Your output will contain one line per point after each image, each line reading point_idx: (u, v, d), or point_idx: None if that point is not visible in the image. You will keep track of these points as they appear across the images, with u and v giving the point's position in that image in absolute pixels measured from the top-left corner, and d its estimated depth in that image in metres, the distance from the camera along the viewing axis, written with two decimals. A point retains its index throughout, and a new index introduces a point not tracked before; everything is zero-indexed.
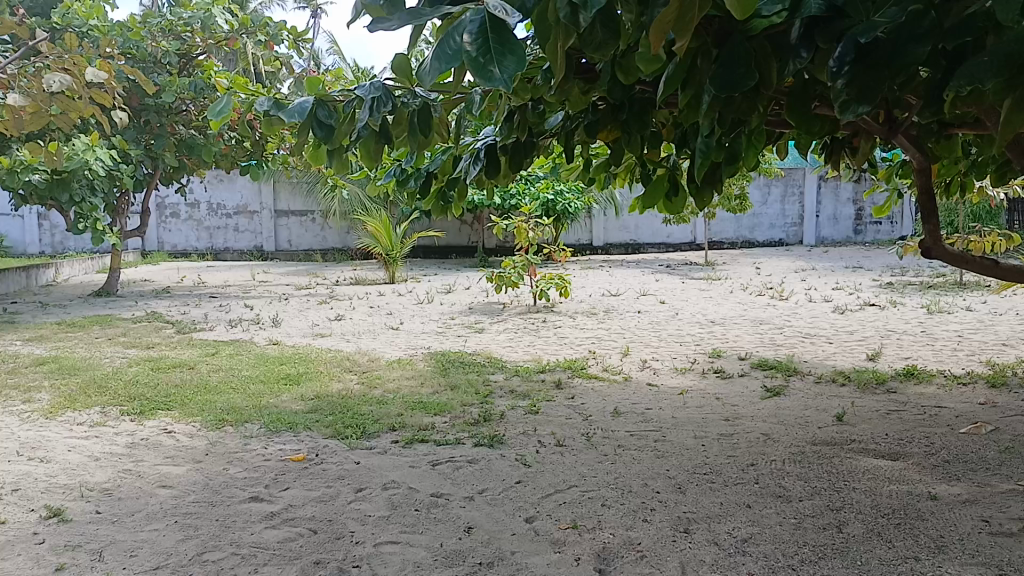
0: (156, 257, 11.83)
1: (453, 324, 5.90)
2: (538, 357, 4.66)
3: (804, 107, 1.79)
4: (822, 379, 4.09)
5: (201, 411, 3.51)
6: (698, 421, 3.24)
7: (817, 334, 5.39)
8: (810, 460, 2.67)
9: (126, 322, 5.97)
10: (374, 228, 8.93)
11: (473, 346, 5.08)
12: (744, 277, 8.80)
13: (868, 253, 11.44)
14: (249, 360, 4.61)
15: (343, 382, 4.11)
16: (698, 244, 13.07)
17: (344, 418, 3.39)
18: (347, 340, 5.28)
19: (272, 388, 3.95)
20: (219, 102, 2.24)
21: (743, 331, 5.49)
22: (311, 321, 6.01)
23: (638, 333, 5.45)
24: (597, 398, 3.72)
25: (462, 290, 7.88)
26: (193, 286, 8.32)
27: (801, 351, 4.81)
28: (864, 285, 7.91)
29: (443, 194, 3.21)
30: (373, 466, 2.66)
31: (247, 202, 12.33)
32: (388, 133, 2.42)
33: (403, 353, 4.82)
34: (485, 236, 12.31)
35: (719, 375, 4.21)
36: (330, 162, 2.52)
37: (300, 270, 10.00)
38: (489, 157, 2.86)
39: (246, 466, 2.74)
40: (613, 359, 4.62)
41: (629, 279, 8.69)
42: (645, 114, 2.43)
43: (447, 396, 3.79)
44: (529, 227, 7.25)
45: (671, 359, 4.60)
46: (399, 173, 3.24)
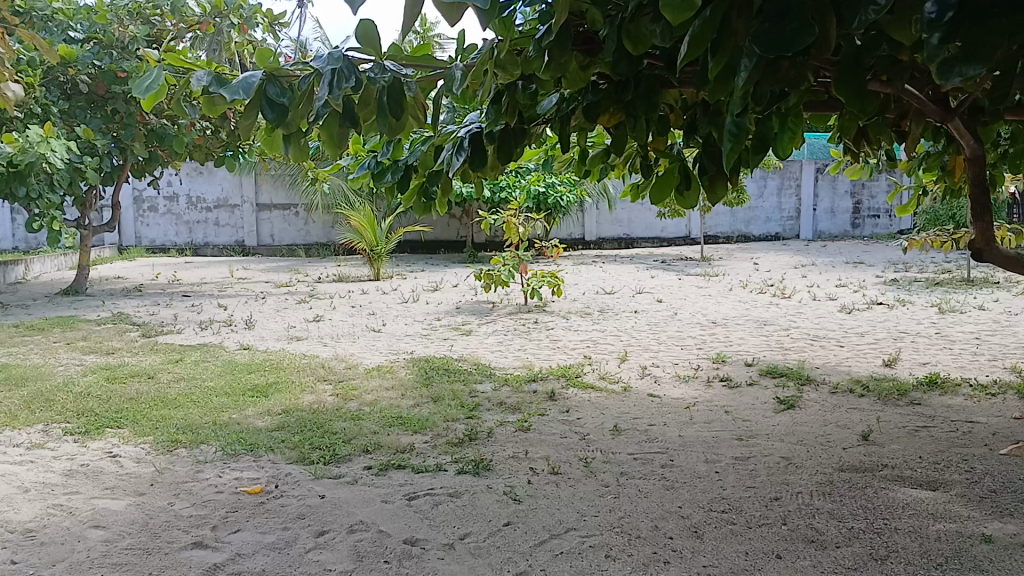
0: (132, 253, 11.43)
1: (439, 326, 5.54)
2: (529, 364, 4.31)
3: (856, 80, 1.46)
4: (839, 389, 3.75)
5: (155, 431, 3.14)
6: (708, 441, 2.90)
7: (826, 336, 5.06)
8: (841, 494, 2.34)
9: (89, 325, 5.58)
10: (358, 223, 8.57)
11: (460, 351, 4.73)
12: (742, 273, 8.47)
13: (868, 247, 11.14)
14: (216, 368, 4.24)
15: (315, 393, 3.75)
16: (693, 239, 12.74)
17: (313, 438, 3.03)
18: (324, 344, 4.92)
19: (236, 402, 3.58)
20: (147, 76, 1.90)
21: (748, 333, 5.16)
22: (287, 322, 5.65)
23: (635, 336, 5.11)
24: (595, 412, 3.38)
25: (449, 287, 7.53)
26: (166, 284, 7.91)
27: (812, 356, 4.47)
28: (868, 282, 7.60)
29: (425, 189, 2.86)
30: (340, 501, 2.31)
31: (228, 195, 11.94)
32: (352, 114, 2.07)
33: (384, 359, 4.47)
34: (474, 230, 11.96)
35: (726, 384, 3.87)
36: (285, 149, 2.17)
37: (281, 266, 9.60)
38: (474, 148, 2.48)
39: (194, 502, 2.39)
40: (610, 365, 4.28)
41: (623, 276, 8.35)
42: (654, 94, 2.10)
43: (430, 411, 3.44)
44: (520, 222, 6.91)
45: (673, 365, 4.26)
46: (375, 165, 2.87)
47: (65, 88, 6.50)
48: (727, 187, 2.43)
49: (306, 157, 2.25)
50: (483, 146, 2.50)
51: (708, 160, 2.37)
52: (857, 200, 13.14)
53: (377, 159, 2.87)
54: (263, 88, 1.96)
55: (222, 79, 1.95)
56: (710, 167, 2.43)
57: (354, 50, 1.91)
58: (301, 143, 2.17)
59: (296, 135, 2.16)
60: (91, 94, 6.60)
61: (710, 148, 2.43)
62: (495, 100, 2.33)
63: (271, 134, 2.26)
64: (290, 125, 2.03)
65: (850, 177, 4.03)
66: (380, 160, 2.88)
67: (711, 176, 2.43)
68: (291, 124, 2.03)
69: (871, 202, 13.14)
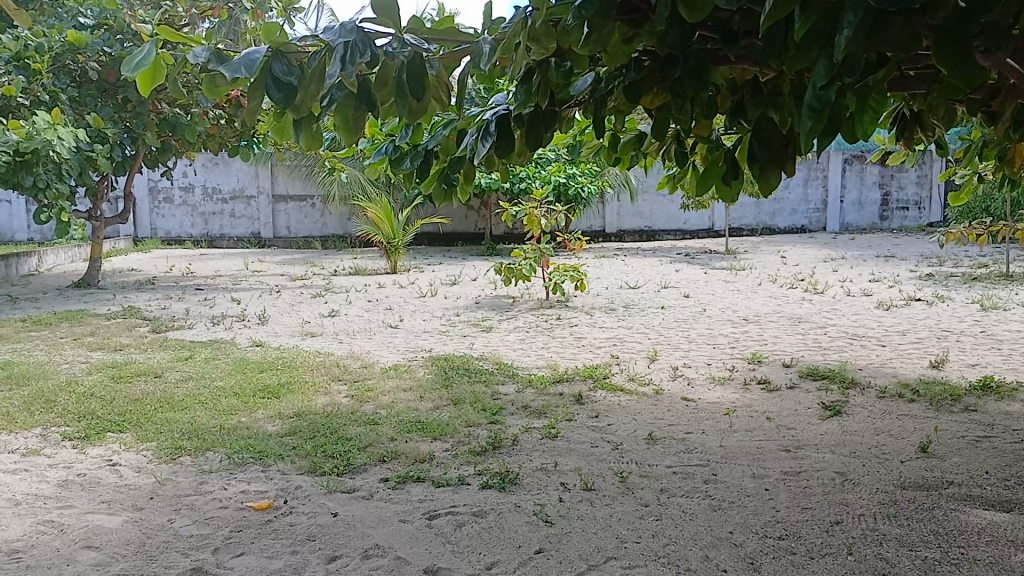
0: (148, 244, 11.31)
1: (458, 322, 5.34)
2: (554, 363, 4.10)
3: (964, 46, 1.17)
4: (887, 393, 3.52)
5: (159, 436, 2.96)
6: (753, 453, 2.68)
7: (866, 335, 4.81)
8: (908, 516, 2.11)
9: (98, 319, 5.43)
10: (374, 215, 8.38)
11: (480, 349, 4.52)
12: (770, 267, 8.21)
13: (898, 240, 10.83)
14: (227, 366, 4.06)
15: (329, 394, 3.56)
16: (717, 231, 12.47)
17: (326, 445, 2.83)
18: (339, 341, 4.72)
19: (246, 403, 3.39)
20: (138, 53, 1.69)
21: (783, 331, 4.91)
22: (302, 317, 5.46)
23: (664, 333, 4.88)
24: (627, 418, 3.15)
25: (468, 281, 7.33)
26: (179, 277, 7.74)
27: (853, 357, 4.23)
28: (903, 277, 7.32)
29: (446, 176, 2.66)
30: (354, 520, 2.11)
31: (244, 185, 11.79)
32: (368, 96, 1.86)
33: (401, 357, 4.26)
34: (492, 222, 11.75)
35: (764, 387, 3.64)
36: (295, 137, 1.95)
37: (296, 259, 9.42)
38: (501, 132, 2.27)
39: (196, 519, 2.19)
40: (639, 365, 4.06)
41: (647, 269, 8.11)
42: (704, 71, 1.89)
43: (451, 415, 3.23)
44: (542, 214, 6.68)
45: (707, 366, 4.03)
46: (393, 150, 2.67)
47: (75, 75, 6.35)
48: (778, 176, 2.22)
49: (318, 145, 2.02)
50: (510, 127, 2.28)
51: (760, 146, 2.15)
52: (886, 191, 12.81)
53: (395, 144, 2.66)
54: (268, 65, 1.74)
55: (222, 56, 1.73)
56: (761, 154, 2.21)
57: (369, 22, 1.69)
58: (312, 130, 1.95)
59: (307, 121, 1.94)
60: (101, 82, 6.44)
61: (761, 133, 2.21)
62: (526, 78, 2.13)
63: (279, 121, 2.03)
64: (301, 109, 1.81)
65: (892, 163, 3.81)
66: (398, 144, 2.68)
67: (762, 164, 2.23)
68: (302, 108, 1.81)
69: (900, 194, 12.81)
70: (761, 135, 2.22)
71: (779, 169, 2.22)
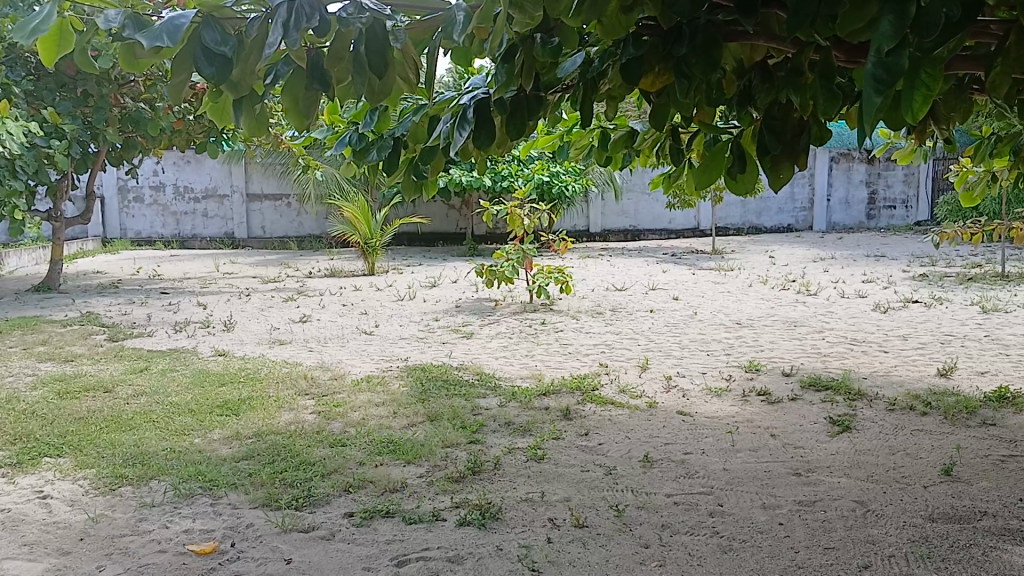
0: (117, 245, 10.93)
1: (437, 327, 5.06)
2: (538, 373, 3.82)
3: None
4: (897, 406, 3.28)
5: (98, 462, 2.65)
6: (760, 478, 2.42)
7: (866, 339, 4.58)
8: (944, 558, 1.85)
9: (53, 326, 5.09)
10: (351, 214, 8.07)
11: (459, 357, 4.24)
12: (760, 268, 7.99)
13: (886, 239, 10.66)
14: (185, 379, 3.75)
15: (294, 410, 3.26)
16: (702, 230, 12.25)
17: (285, 472, 2.54)
18: (309, 349, 4.42)
19: (202, 422, 3.09)
20: (35, 17, 1.38)
21: (779, 336, 4.66)
22: (271, 323, 5.15)
23: (654, 338, 4.63)
24: (618, 435, 2.88)
25: (448, 283, 7.04)
26: (145, 280, 7.39)
27: (856, 364, 3.98)
28: (896, 278, 7.11)
29: (416, 167, 2.42)
30: (309, 570, 1.83)
31: (217, 184, 11.44)
32: (320, 72, 1.60)
33: (374, 367, 3.97)
34: (474, 221, 11.48)
35: (764, 399, 3.39)
36: (235, 118, 1.66)
37: (270, 260, 9.08)
38: (479, 118, 2.00)
39: (128, 567, 1.90)
40: (630, 374, 3.79)
41: (633, 271, 7.87)
42: (713, 47, 1.62)
43: (427, 435, 2.94)
44: (525, 213, 6.41)
45: (702, 375, 3.76)
46: (357, 140, 2.41)
47: (32, 68, 6.00)
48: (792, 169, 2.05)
49: (263, 129, 1.75)
50: (489, 113, 2.02)
51: (772, 137, 1.99)
52: (872, 190, 12.66)
53: (360, 132, 2.41)
54: (198, 33, 1.45)
55: (141, 22, 1.44)
56: (773, 145, 2.02)
57: None
58: (255, 111, 1.67)
59: (249, 100, 1.66)
60: (59, 75, 6.10)
61: (772, 122, 2.03)
62: (507, 58, 1.86)
63: (219, 100, 1.75)
64: (240, 87, 1.53)
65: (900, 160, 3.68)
66: (363, 133, 2.42)
67: (772, 157, 2.05)
68: (241, 86, 1.53)
69: (886, 192, 12.69)
70: (772, 125, 2.03)
71: (791, 162, 2.06)
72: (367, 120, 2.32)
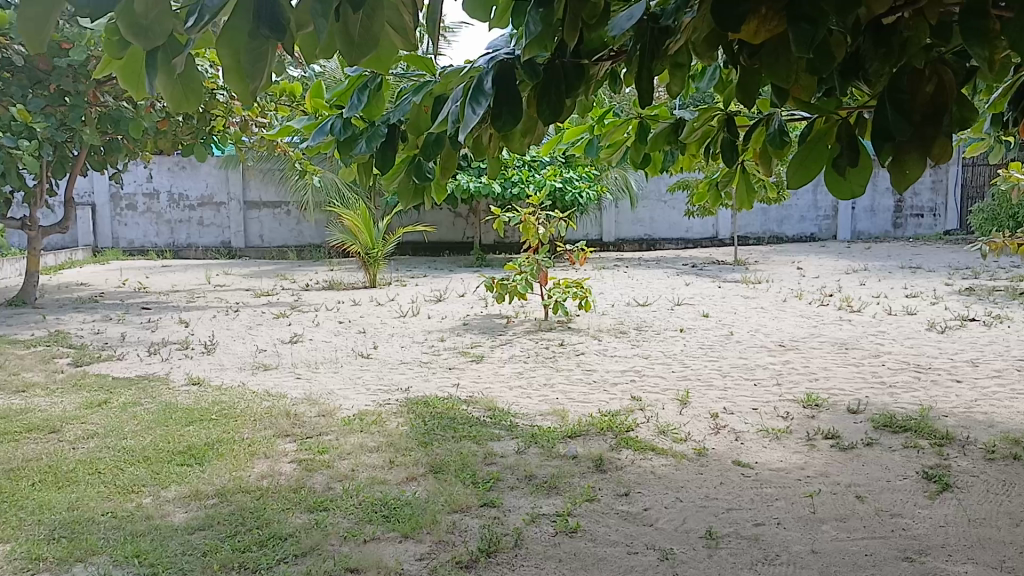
0: (108, 255, 10.44)
1: (442, 349, 4.51)
2: (561, 408, 3.27)
3: None
4: (998, 454, 2.72)
5: (15, 535, 2.11)
6: (863, 566, 1.88)
7: (933, 366, 4.02)
8: None
9: (15, 348, 4.55)
10: (351, 222, 7.55)
11: (468, 386, 3.68)
12: (790, 280, 7.43)
13: (916, 250, 10.09)
14: (149, 415, 3.21)
15: (272, 458, 2.70)
16: (721, 240, 11.70)
17: (247, 552, 1.99)
18: (296, 376, 3.86)
19: (156, 476, 2.55)
20: None
21: (832, 362, 4.10)
22: (257, 344, 4.59)
23: (689, 363, 4.07)
24: (667, 498, 2.32)
25: (455, 298, 6.50)
26: (128, 293, 6.84)
27: (931, 399, 3.42)
28: (942, 292, 6.54)
29: (420, 166, 1.94)
30: None
31: (213, 191, 10.92)
32: (271, 12, 1.06)
33: (370, 401, 3.41)
34: (482, 230, 10.96)
35: (835, 445, 2.84)
36: (147, 82, 1.12)
37: (264, 271, 8.56)
38: (503, 93, 1.47)
39: None
40: (669, 410, 3.23)
41: (653, 283, 7.32)
42: None
43: (429, 495, 2.37)
44: (540, 221, 5.87)
45: (755, 412, 3.20)
46: (341, 129, 1.91)
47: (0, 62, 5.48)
48: (922, 161, 1.49)
49: (192, 98, 1.21)
50: (516, 86, 1.49)
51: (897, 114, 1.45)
52: (899, 197, 12.11)
53: (344, 119, 1.91)
54: None
55: None
56: (899, 127, 1.46)
57: None
58: (174, 71, 1.12)
59: (166, 53, 1.12)
60: (32, 71, 5.58)
61: (897, 95, 1.47)
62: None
63: (133, 56, 1.21)
64: (150, 31, 0.99)
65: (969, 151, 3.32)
66: (349, 120, 1.93)
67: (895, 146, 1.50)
68: (152, 30, 0.99)
69: (914, 200, 12.14)
70: (899, 98, 1.47)
71: (923, 153, 1.48)
72: (354, 102, 1.83)
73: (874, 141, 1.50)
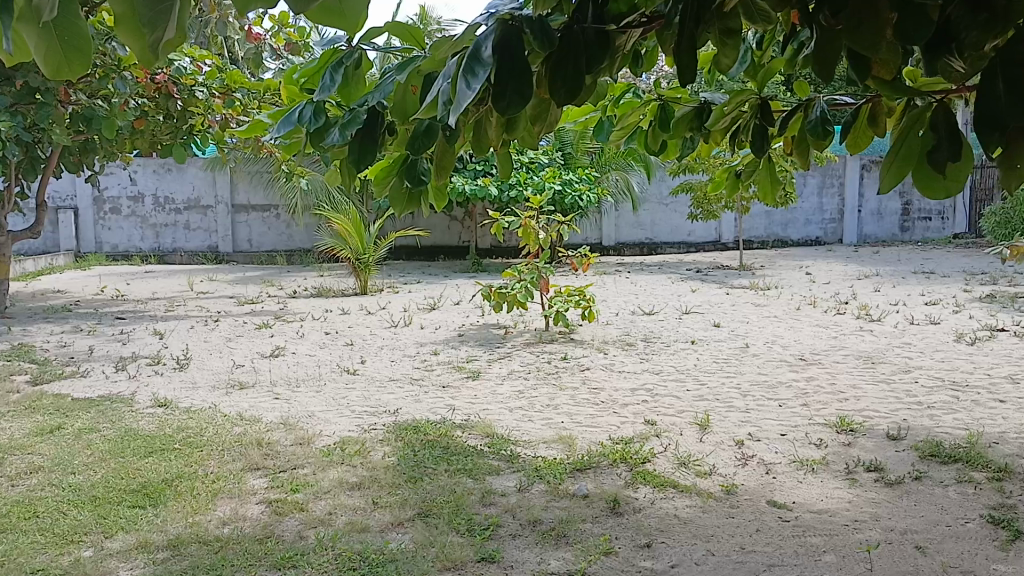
0: (91, 260, 10.09)
1: (435, 364, 4.15)
2: (566, 435, 2.92)
3: None
4: None
5: None
6: None
7: (971, 383, 3.68)
8: None
9: None
10: (341, 226, 7.18)
11: (464, 407, 3.34)
12: (800, 287, 7.10)
13: (927, 254, 9.76)
14: (104, 444, 2.85)
15: (238, 500, 2.34)
16: (724, 244, 11.37)
17: None
18: (274, 396, 3.50)
19: (101, 521, 2.20)
20: None
21: (860, 379, 3.76)
22: (235, 359, 4.24)
23: (704, 380, 3.73)
24: (698, 551, 1.98)
25: (450, 306, 6.15)
26: (105, 301, 6.48)
27: (977, 422, 3.09)
28: (963, 299, 6.22)
29: (412, 165, 1.59)
30: None
31: (199, 194, 10.57)
32: None
33: (355, 426, 3.06)
34: (478, 234, 10.62)
35: (880, 480, 2.50)
36: None
37: (251, 278, 8.19)
38: (507, 66, 1.14)
39: None
40: (688, 438, 2.88)
41: (658, 290, 6.98)
42: None
43: (418, 547, 2.01)
44: (539, 225, 5.52)
45: (785, 440, 2.87)
46: (312, 117, 1.54)
47: None
48: None
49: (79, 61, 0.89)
50: (525, 57, 1.16)
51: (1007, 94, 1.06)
52: (906, 200, 11.82)
53: (316, 105, 1.54)
54: None
55: None
56: (1012, 110, 1.06)
57: None
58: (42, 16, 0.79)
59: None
60: None
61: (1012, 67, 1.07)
62: None
63: None
64: None
65: None
66: (321, 106, 1.56)
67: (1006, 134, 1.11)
68: None
69: (921, 203, 11.84)
70: (1014, 73, 1.06)
71: None
72: (325, 82, 1.47)
73: (976, 128, 1.11)
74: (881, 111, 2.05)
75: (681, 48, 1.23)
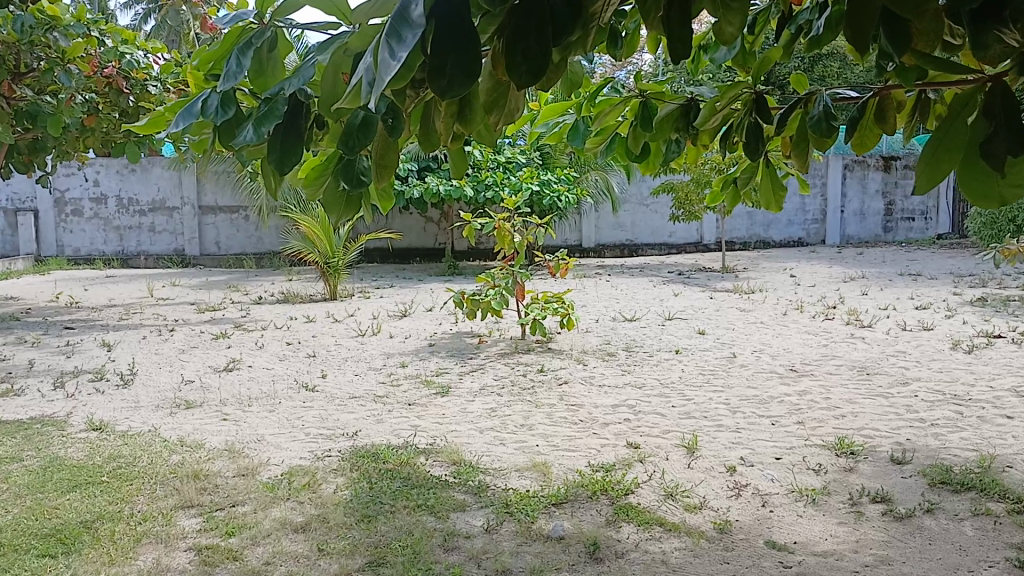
0: (51, 264, 9.70)
1: (402, 378, 3.87)
2: (540, 462, 2.64)
3: None
4: None
5: None
6: None
7: (973, 396, 3.45)
8: None
9: None
10: (308, 229, 6.86)
11: (429, 428, 3.05)
12: (785, 290, 6.88)
13: (911, 255, 9.59)
14: (23, 477, 2.54)
15: (164, 547, 2.04)
16: (705, 245, 11.16)
17: None
18: (222, 418, 3.20)
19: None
20: None
21: (855, 392, 3.52)
22: (185, 373, 3.93)
23: (690, 395, 3.47)
24: None
25: (422, 313, 5.86)
26: (57, 309, 6.14)
27: (985, 442, 2.85)
28: (953, 303, 6.02)
29: (347, 164, 1.30)
30: None
31: (165, 195, 10.21)
32: None
33: (307, 453, 2.76)
34: (454, 236, 10.33)
35: (890, 513, 2.24)
36: None
37: (216, 282, 7.86)
38: (448, 34, 0.86)
39: None
40: (674, 463, 2.62)
41: (639, 294, 6.73)
42: None
43: None
44: (515, 228, 5.24)
45: (781, 465, 2.60)
46: (219, 110, 1.25)
47: None
48: None
49: None
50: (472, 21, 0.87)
51: None
52: (889, 200, 11.67)
53: (223, 94, 1.25)
54: None
55: None
56: None
57: None
58: None
59: None
60: None
61: None
62: None
63: None
64: None
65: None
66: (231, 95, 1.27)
67: None
68: None
69: (904, 203, 11.70)
70: None
71: None
72: (230, 68, 1.19)
73: None
74: (889, 106, 1.78)
75: (670, 18, 1.02)
